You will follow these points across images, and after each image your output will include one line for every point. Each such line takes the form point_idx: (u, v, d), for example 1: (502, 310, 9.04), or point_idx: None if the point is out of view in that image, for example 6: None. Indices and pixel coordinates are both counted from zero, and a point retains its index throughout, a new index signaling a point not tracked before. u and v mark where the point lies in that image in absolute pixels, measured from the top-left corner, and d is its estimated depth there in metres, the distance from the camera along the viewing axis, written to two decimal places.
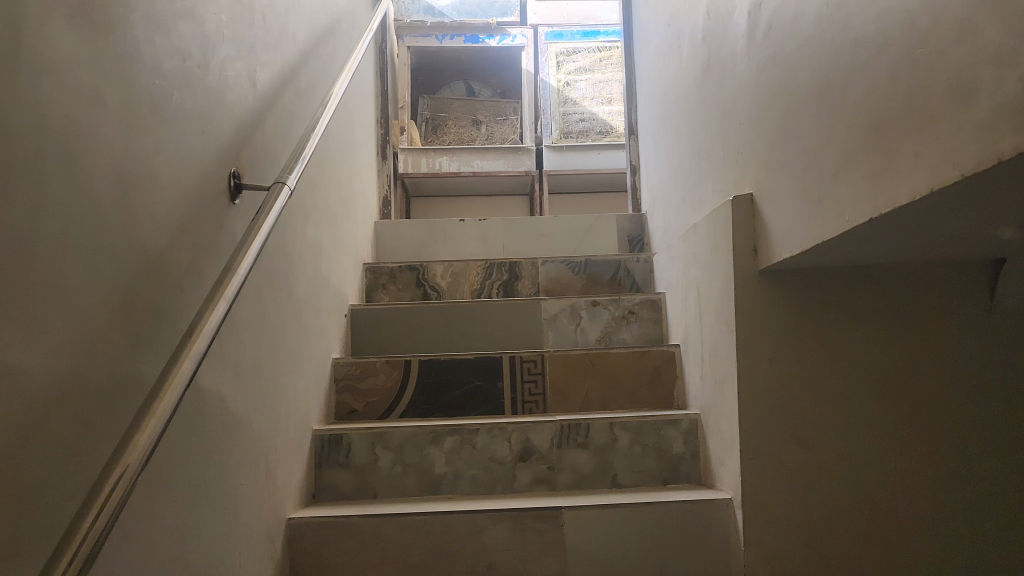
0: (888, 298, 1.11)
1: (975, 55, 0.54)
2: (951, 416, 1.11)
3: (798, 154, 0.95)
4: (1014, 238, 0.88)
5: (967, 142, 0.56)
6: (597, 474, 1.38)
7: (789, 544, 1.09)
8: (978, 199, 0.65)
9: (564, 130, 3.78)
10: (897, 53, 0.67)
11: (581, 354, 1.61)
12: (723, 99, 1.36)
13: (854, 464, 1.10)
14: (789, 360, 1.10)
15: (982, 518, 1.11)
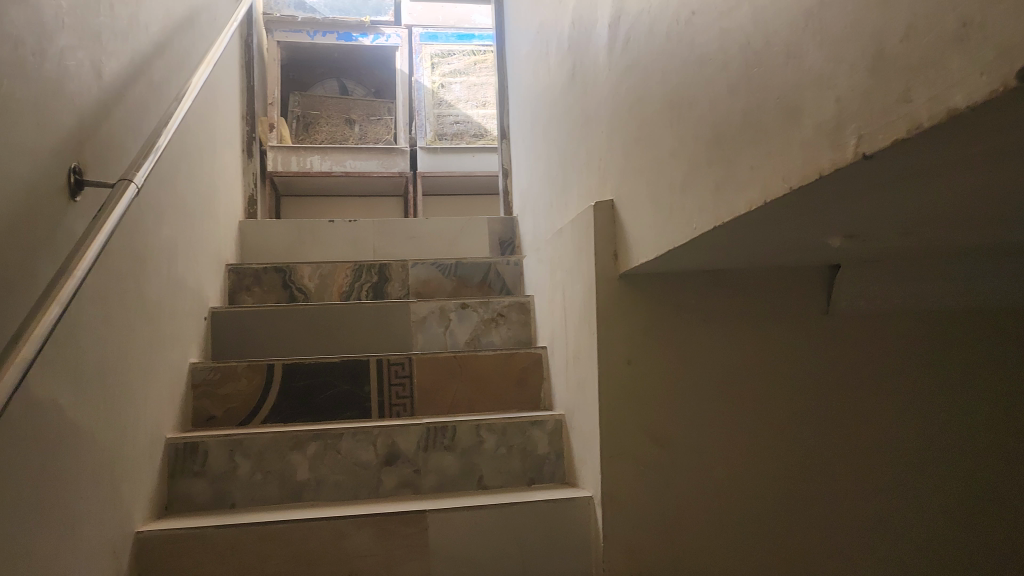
0: (740, 302, 1.17)
1: (799, 77, 0.58)
2: (808, 416, 1.18)
3: (652, 163, 0.98)
4: (844, 247, 0.95)
5: (794, 158, 0.60)
6: (463, 476, 1.38)
7: (647, 541, 1.13)
8: (809, 210, 0.70)
9: (439, 133, 3.78)
10: (736, 69, 0.71)
11: (449, 357, 1.62)
12: (586, 106, 1.40)
13: (716, 462, 1.15)
14: (647, 362, 1.14)
15: (838, 508, 1.19)
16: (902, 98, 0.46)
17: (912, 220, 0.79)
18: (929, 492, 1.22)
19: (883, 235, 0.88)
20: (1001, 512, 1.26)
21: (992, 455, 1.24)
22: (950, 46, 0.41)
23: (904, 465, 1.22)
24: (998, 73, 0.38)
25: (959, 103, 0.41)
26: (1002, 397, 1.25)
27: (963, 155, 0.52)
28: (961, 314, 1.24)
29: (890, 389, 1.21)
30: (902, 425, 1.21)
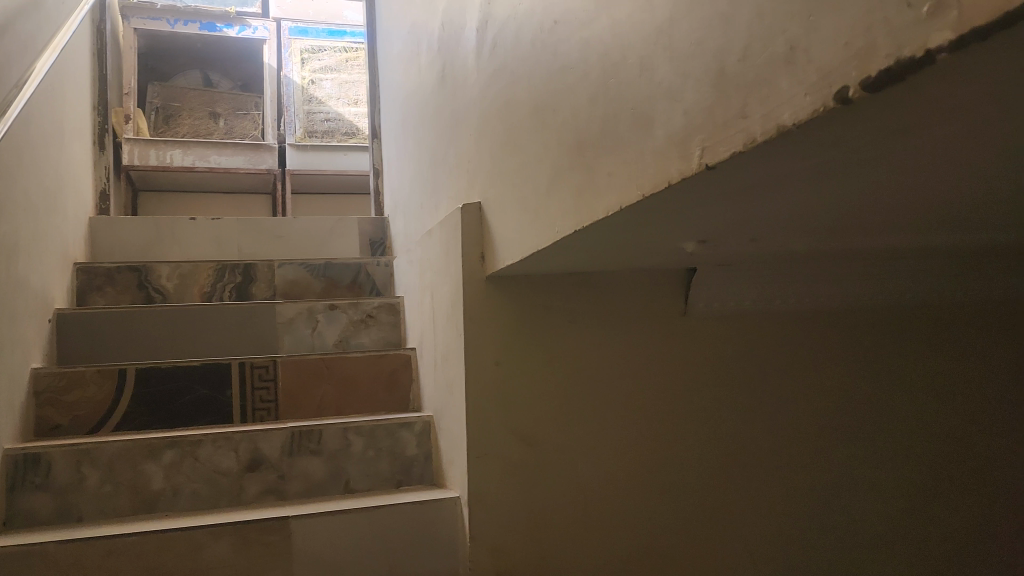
0: (604, 304, 1.20)
1: (651, 89, 0.61)
2: (669, 413, 1.23)
3: (518, 166, 1.00)
4: (697, 252, 1.00)
5: (647, 166, 0.62)
6: (329, 481, 1.36)
7: (515, 542, 1.14)
8: (664, 215, 0.73)
9: (309, 130, 3.71)
10: (595, 79, 0.73)
11: (316, 359, 1.59)
12: (455, 109, 1.41)
13: (582, 460, 1.18)
14: (515, 364, 1.16)
15: (698, 504, 1.24)
16: (739, 115, 0.49)
17: (756, 228, 0.84)
18: (780, 486, 1.30)
19: (733, 241, 0.93)
20: (846, 519, 1.35)
21: (839, 462, 1.34)
22: (780, 67, 0.44)
23: (760, 464, 1.28)
24: (820, 95, 0.41)
25: (788, 121, 0.44)
26: (846, 403, 1.35)
27: (796, 168, 0.55)
28: (804, 315, 1.33)
29: (746, 391, 1.28)
30: (756, 422, 1.28)
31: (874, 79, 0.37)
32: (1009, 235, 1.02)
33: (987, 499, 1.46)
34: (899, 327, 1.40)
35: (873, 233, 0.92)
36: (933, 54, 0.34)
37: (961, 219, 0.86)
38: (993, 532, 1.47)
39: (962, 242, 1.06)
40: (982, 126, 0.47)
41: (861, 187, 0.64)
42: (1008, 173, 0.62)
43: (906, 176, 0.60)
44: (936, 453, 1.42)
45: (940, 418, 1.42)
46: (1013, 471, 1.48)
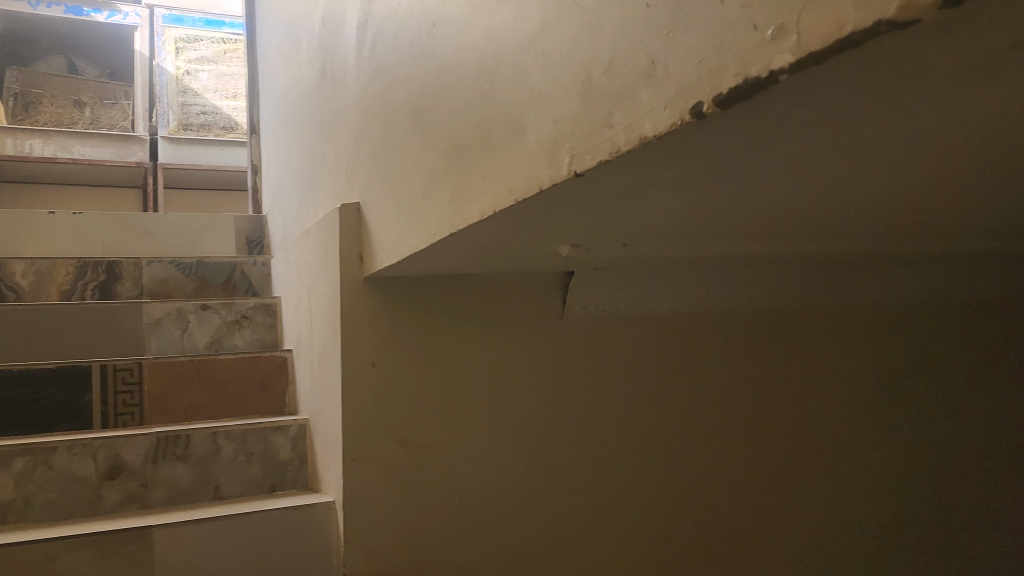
0: (482, 307, 1.21)
1: (523, 96, 0.62)
2: (545, 414, 1.25)
3: (396, 167, 1.00)
4: (572, 256, 1.02)
5: (518, 172, 0.64)
6: (197, 487, 1.31)
7: (390, 549, 1.12)
8: (537, 220, 0.74)
9: (183, 122, 3.55)
10: (470, 83, 0.74)
11: (185, 361, 1.53)
12: (334, 107, 1.39)
13: (458, 462, 1.18)
14: (393, 366, 1.14)
15: (572, 502, 1.27)
16: (604, 125, 0.50)
17: (627, 233, 0.87)
18: (652, 484, 1.34)
19: (606, 245, 0.96)
20: (715, 520, 1.40)
21: (707, 463, 1.39)
22: (642, 81, 0.46)
23: (633, 463, 1.32)
24: (677, 109, 0.43)
25: (648, 133, 0.46)
26: (716, 407, 1.40)
27: (659, 178, 0.58)
28: (678, 317, 1.37)
29: (620, 393, 1.31)
30: (629, 422, 1.32)
31: (725, 95, 0.39)
32: (858, 245, 1.10)
33: (850, 499, 1.54)
34: (766, 330, 1.46)
35: (736, 240, 0.96)
36: (777, 74, 0.36)
37: (814, 230, 0.92)
38: (855, 529, 1.55)
39: (818, 251, 1.13)
40: (826, 145, 0.50)
41: (722, 197, 0.67)
42: (855, 188, 0.66)
43: (764, 187, 0.64)
44: (802, 453, 1.49)
45: (806, 418, 1.49)
46: (871, 473, 1.57)
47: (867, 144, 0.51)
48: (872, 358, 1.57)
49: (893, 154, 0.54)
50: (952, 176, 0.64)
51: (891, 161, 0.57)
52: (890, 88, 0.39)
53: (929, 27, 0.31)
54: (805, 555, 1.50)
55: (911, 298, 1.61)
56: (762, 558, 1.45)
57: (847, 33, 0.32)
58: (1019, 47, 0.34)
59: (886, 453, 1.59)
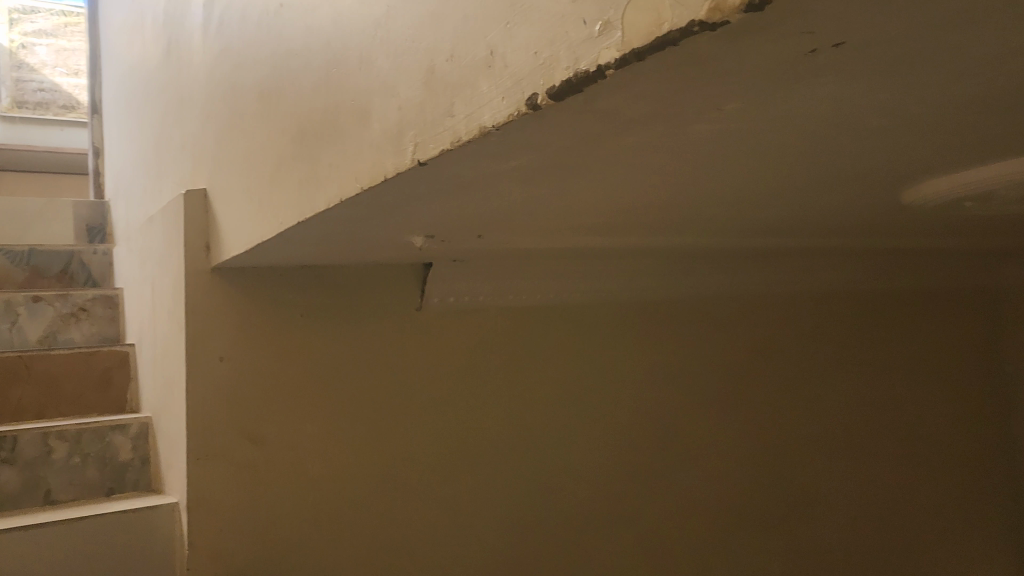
0: (337, 299, 1.18)
1: (369, 81, 0.61)
2: (401, 405, 1.23)
3: (243, 152, 0.96)
4: (427, 247, 1.02)
5: (363, 159, 0.62)
6: (26, 491, 1.22)
7: (236, 550, 1.06)
8: (386, 209, 0.72)
9: (18, 100, 3.29)
10: (316, 67, 0.72)
11: (14, 357, 1.41)
12: (180, 88, 1.32)
13: (311, 457, 1.14)
14: (241, 360, 1.09)
15: (431, 494, 1.25)
16: (446, 114, 0.50)
17: (479, 225, 0.87)
18: (511, 473, 1.33)
19: (461, 237, 0.96)
20: (575, 511, 1.41)
21: (565, 454, 1.40)
22: (480, 71, 0.46)
23: (492, 452, 1.32)
24: (514, 100, 0.43)
25: (487, 123, 0.46)
26: (573, 396, 1.43)
27: (503, 170, 0.58)
28: (535, 307, 1.39)
29: (479, 384, 1.31)
30: (488, 412, 1.32)
31: (558, 87, 0.40)
32: (702, 240, 1.15)
33: (710, 482, 1.59)
34: (622, 322, 1.50)
35: (586, 233, 0.98)
36: (604, 69, 0.37)
37: (659, 224, 0.95)
38: (713, 512, 1.59)
39: (667, 245, 1.18)
40: (659, 140, 0.52)
41: (568, 188, 0.68)
42: (692, 183, 0.69)
43: (606, 180, 0.65)
44: (658, 439, 1.53)
45: (660, 407, 1.54)
46: (727, 456, 1.63)
47: (698, 141, 0.53)
48: (722, 348, 1.65)
49: (723, 150, 0.57)
50: (780, 173, 0.68)
51: (722, 157, 0.59)
52: (710, 87, 0.41)
53: (738, 29, 0.32)
54: (666, 541, 1.52)
55: (756, 291, 1.70)
56: (625, 547, 1.46)
57: (665, 32, 0.33)
58: (820, 52, 0.36)
59: (740, 441, 1.65)
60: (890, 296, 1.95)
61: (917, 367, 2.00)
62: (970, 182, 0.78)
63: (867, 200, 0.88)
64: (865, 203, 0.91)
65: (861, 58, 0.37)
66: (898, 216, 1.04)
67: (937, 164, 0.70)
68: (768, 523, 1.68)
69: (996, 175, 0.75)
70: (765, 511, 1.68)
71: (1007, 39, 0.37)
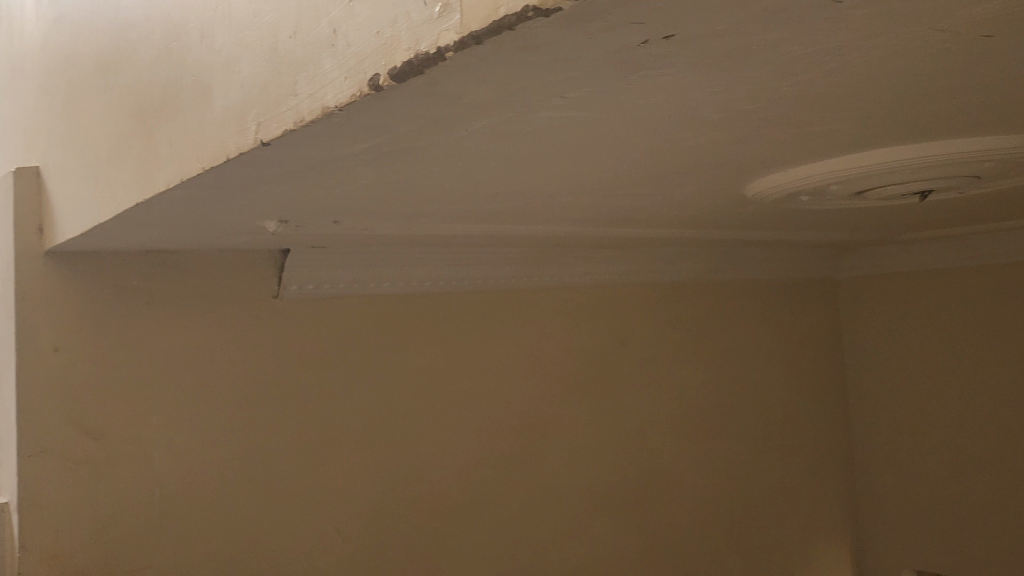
0: (189, 286, 1.12)
1: (210, 56, 0.60)
2: (258, 396, 1.19)
3: (78, 128, 0.89)
4: (282, 233, 0.99)
5: (205, 138, 0.59)
6: None
7: (74, 550, 0.98)
8: (232, 191, 0.69)
9: None
10: (154, 40, 0.69)
11: None
12: (11, 57, 1.23)
13: (158, 451, 1.08)
14: (79, 349, 1.01)
15: (288, 487, 1.21)
16: (290, 92, 0.49)
17: (335, 210, 0.86)
18: (372, 464, 1.32)
19: (316, 223, 0.93)
20: (438, 499, 1.40)
21: (427, 442, 1.40)
22: (326, 49, 0.45)
23: (352, 443, 1.29)
24: (356, 80, 0.42)
25: (330, 103, 0.44)
26: (435, 384, 1.43)
27: (352, 152, 0.57)
28: (396, 295, 1.39)
29: (338, 374, 1.29)
30: (348, 403, 1.30)
31: (399, 69, 0.39)
32: (562, 229, 1.17)
33: (571, 466, 1.62)
34: (482, 311, 1.52)
35: (443, 220, 0.98)
36: (444, 51, 0.36)
37: (516, 212, 0.96)
38: (575, 496, 1.62)
39: (527, 233, 1.19)
40: (507, 126, 0.52)
41: (421, 174, 0.67)
42: (543, 171, 0.70)
43: (457, 166, 0.65)
44: (519, 425, 1.55)
45: (521, 394, 1.56)
46: (588, 441, 1.67)
47: (546, 128, 0.54)
48: (580, 336, 1.69)
49: (570, 139, 0.58)
50: (629, 163, 0.70)
51: (570, 146, 0.60)
52: (551, 75, 0.41)
53: (571, 16, 0.33)
54: (529, 527, 1.53)
55: (615, 280, 1.75)
56: (488, 532, 1.46)
57: (502, 16, 0.33)
58: (651, 43, 0.37)
59: (600, 426, 1.70)
60: (737, 286, 2.07)
61: (762, 353, 2.13)
62: (801, 179, 0.83)
63: (712, 193, 0.93)
64: (709, 196, 0.96)
65: (693, 50, 0.39)
66: (739, 209, 1.10)
67: (771, 159, 0.74)
68: (631, 505, 1.73)
69: (821, 173, 0.81)
70: (627, 494, 1.72)
71: (824, 39, 0.39)
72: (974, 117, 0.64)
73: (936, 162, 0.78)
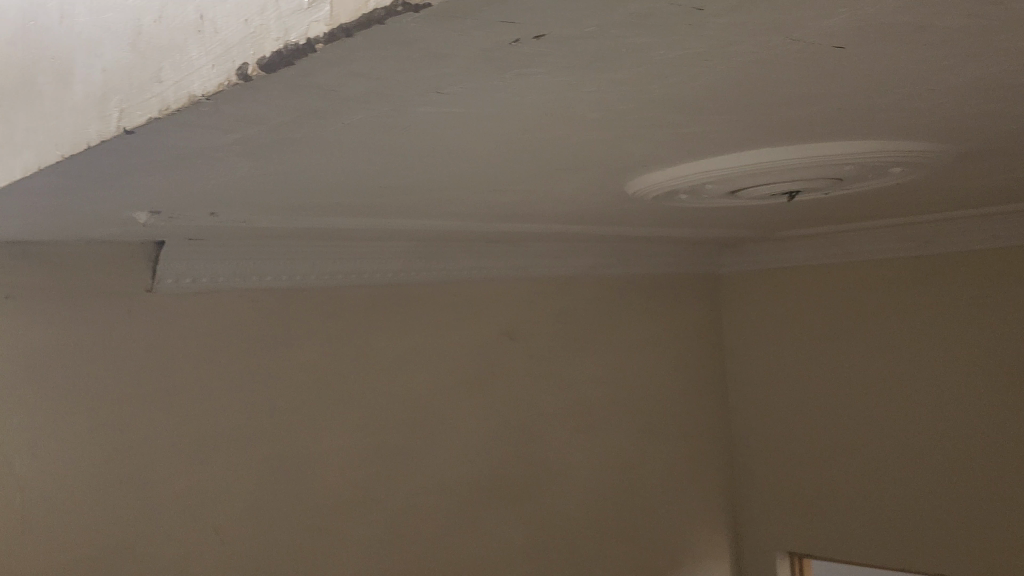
0: (54, 279, 1.06)
1: (72, 38, 0.58)
2: (132, 394, 1.13)
3: None
4: (153, 225, 0.95)
5: (63, 123, 0.56)
6: None
7: None
8: (95, 180, 0.66)
9: None
10: (12, 20, 0.66)
11: None
12: None
13: (24, 454, 1.01)
14: None
15: (164, 488, 1.16)
16: (154, 79, 0.47)
17: (208, 202, 0.83)
18: (253, 462, 1.28)
19: (191, 214, 0.90)
20: (322, 497, 1.37)
21: (312, 439, 1.37)
22: (194, 38, 0.44)
23: (233, 441, 1.26)
24: (224, 69, 0.41)
25: (197, 92, 0.43)
26: (321, 379, 1.40)
27: (225, 143, 0.55)
28: (281, 290, 1.36)
29: (219, 370, 1.25)
30: (230, 399, 1.26)
31: (268, 59, 0.38)
32: (447, 224, 1.17)
33: (459, 459, 1.62)
34: (370, 305, 1.51)
35: (323, 214, 0.97)
36: (313, 43, 0.35)
37: (401, 206, 0.95)
38: (463, 490, 1.62)
39: (412, 228, 1.19)
40: (387, 119, 0.52)
41: (301, 166, 0.66)
42: (422, 166, 0.70)
43: (333, 160, 0.64)
44: (406, 420, 1.54)
45: (409, 389, 1.56)
46: (476, 434, 1.67)
47: (426, 122, 0.53)
48: (469, 331, 1.70)
49: (451, 133, 0.58)
50: (511, 159, 0.70)
51: (452, 140, 0.60)
52: (426, 70, 0.41)
53: (441, 12, 0.32)
54: (415, 521, 1.52)
55: (503, 274, 1.77)
56: (374, 529, 1.45)
57: (371, 9, 0.32)
58: (523, 42, 0.37)
59: (488, 420, 1.71)
60: (622, 281, 2.12)
61: (646, 346, 2.19)
62: (680, 178, 0.86)
63: (594, 190, 0.94)
64: (591, 194, 0.97)
65: (566, 49, 0.39)
66: (618, 206, 1.13)
67: (647, 158, 0.77)
68: (518, 497, 1.74)
69: (696, 173, 0.84)
70: (515, 486, 1.74)
71: (690, 45, 0.41)
72: (837, 121, 0.68)
73: (804, 164, 0.82)
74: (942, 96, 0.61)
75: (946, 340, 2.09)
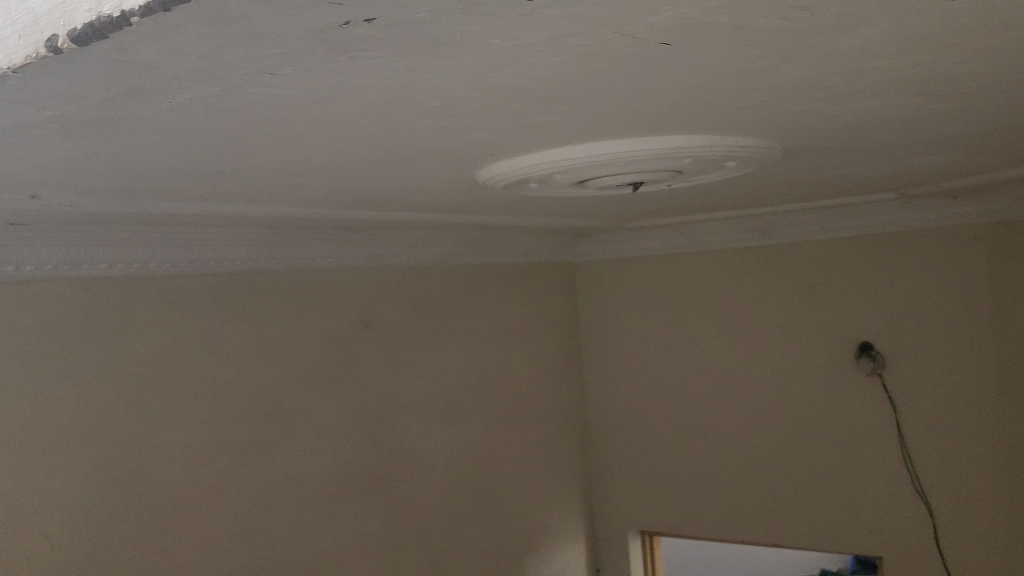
0: None
1: None
2: None
3: None
4: None
5: None
6: None
7: None
8: None
9: None
10: None
11: None
12: None
13: None
14: None
15: None
16: None
17: (23, 183, 0.77)
18: (88, 463, 1.20)
19: (6, 197, 0.83)
20: (164, 495, 1.31)
21: (152, 435, 1.31)
22: None
23: (66, 440, 1.18)
24: (31, 40, 0.37)
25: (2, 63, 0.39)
26: (162, 372, 1.34)
27: (39, 120, 0.51)
28: (116, 278, 1.28)
29: (48, 364, 1.17)
30: (61, 395, 1.18)
31: (79, 31, 0.35)
32: (293, 210, 1.14)
33: (310, 451, 1.59)
34: (216, 294, 1.45)
35: (155, 198, 0.92)
36: (128, 16, 0.33)
37: (240, 192, 0.92)
38: (314, 482, 1.59)
39: (256, 215, 1.15)
40: (217, 100, 0.50)
41: (126, 146, 0.62)
42: (258, 151, 0.68)
43: (162, 141, 0.61)
44: (255, 413, 1.49)
45: (259, 381, 1.51)
46: (328, 425, 1.64)
47: (259, 105, 0.52)
48: (322, 320, 1.67)
49: (288, 117, 0.56)
50: (351, 145, 0.69)
51: (290, 124, 0.59)
52: (254, 49, 0.39)
53: None
54: (265, 516, 1.48)
55: (356, 262, 1.74)
56: (222, 527, 1.40)
57: None
58: (353, 25, 0.37)
59: (343, 410, 1.68)
60: (477, 270, 2.14)
61: (502, 333, 2.22)
62: (525, 168, 0.88)
63: (440, 178, 0.94)
64: (438, 181, 0.97)
65: (400, 34, 0.39)
66: (466, 194, 1.13)
67: (491, 147, 0.77)
68: (373, 486, 1.73)
69: (541, 163, 0.86)
70: (370, 476, 1.72)
71: (522, 36, 0.42)
72: (669, 116, 0.71)
73: (643, 156, 0.86)
74: (763, 95, 0.66)
75: (781, 325, 2.23)
